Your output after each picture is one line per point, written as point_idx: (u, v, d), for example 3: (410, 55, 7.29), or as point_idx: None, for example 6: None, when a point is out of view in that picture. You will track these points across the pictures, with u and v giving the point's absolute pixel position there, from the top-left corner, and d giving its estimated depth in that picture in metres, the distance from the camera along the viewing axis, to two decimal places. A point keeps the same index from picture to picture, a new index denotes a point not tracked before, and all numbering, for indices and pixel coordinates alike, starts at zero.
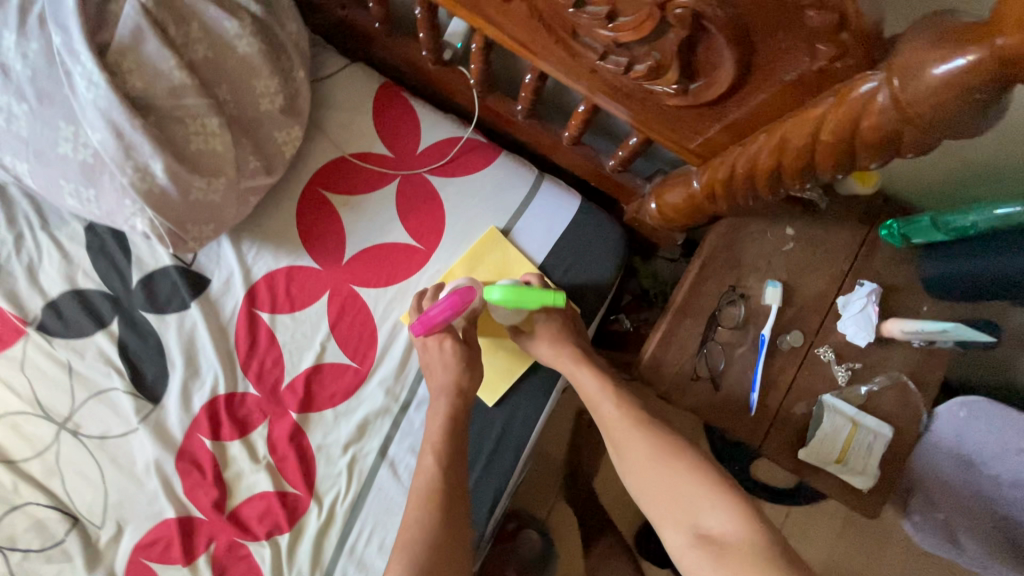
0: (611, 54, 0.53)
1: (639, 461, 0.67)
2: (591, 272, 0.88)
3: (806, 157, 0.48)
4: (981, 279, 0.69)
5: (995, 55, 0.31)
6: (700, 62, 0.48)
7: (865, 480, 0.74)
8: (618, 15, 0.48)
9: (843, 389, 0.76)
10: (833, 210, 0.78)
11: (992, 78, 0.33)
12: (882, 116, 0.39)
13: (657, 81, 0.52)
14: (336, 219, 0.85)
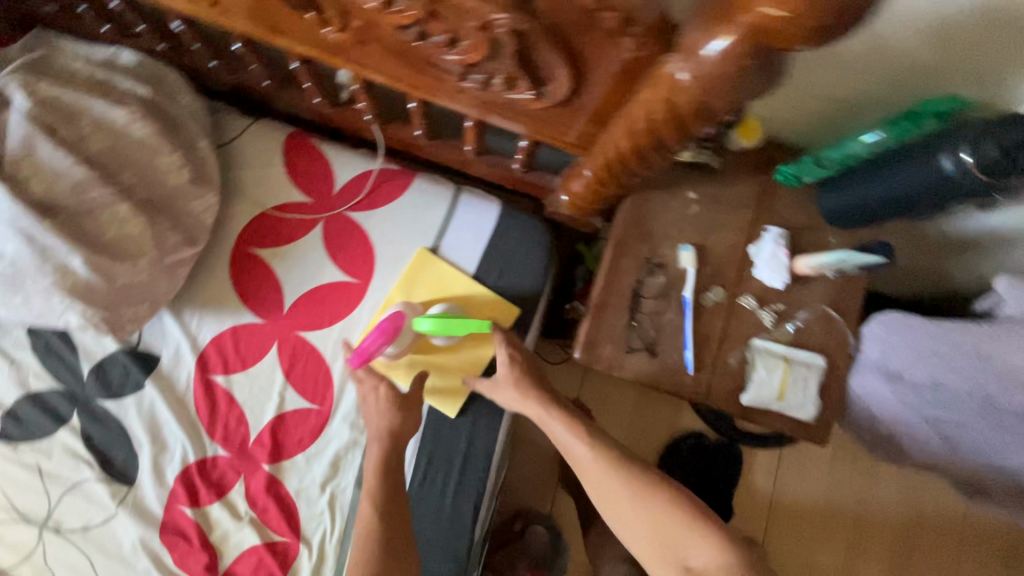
0: (466, 74, 0.56)
1: (617, 502, 0.70)
2: (524, 271, 0.91)
3: (653, 136, 0.51)
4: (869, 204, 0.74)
5: (747, 29, 0.36)
6: (541, 67, 0.52)
7: (808, 412, 0.79)
8: (457, 40, 0.52)
9: (772, 331, 0.80)
10: (729, 166, 0.83)
11: (753, 47, 0.37)
12: (689, 92, 0.43)
13: (513, 90, 0.55)
14: (270, 272, 0.88)
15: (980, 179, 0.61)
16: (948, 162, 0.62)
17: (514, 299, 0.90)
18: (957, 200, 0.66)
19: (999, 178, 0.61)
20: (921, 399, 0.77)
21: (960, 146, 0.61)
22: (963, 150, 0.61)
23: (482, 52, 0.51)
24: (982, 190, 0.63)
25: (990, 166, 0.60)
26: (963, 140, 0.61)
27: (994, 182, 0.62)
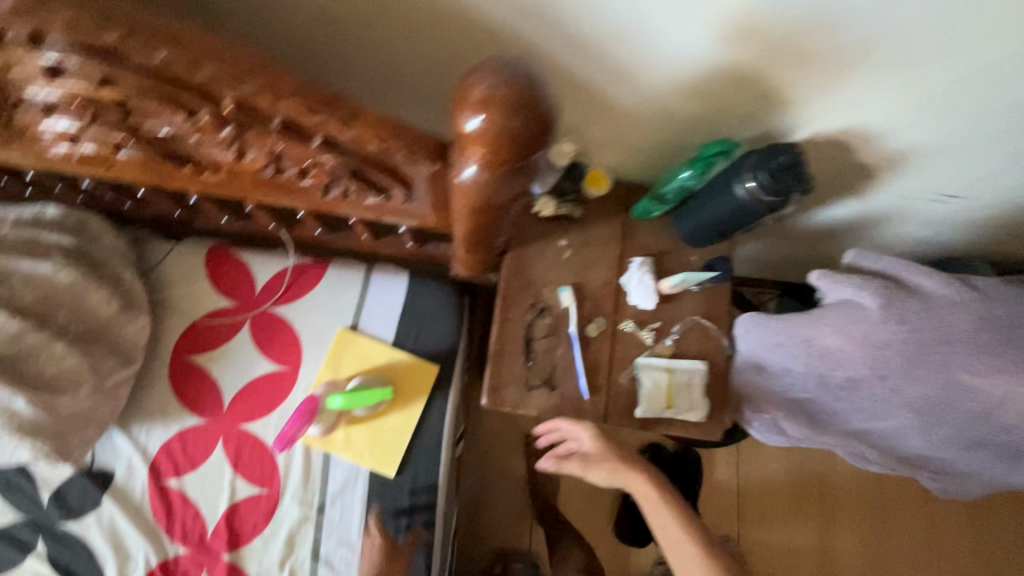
0: (325, 189, 0.67)
1: None
2: (438, 330, 1.02)
3: (476, 221, 0.62)
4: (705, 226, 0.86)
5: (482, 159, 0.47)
6: (378, 179, 0.63)
7: (696, 412, 0.88)
8: (307, 169, 0.63)
9: (654, 347, 0.91)
10: (591, 211, 0.95)
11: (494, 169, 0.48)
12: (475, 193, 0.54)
13: (365, 197, 0.67)
14: (208, 375, 0.97)
15: (769, 197, 0.73)
16: (741, 189, 0.74)
17: (433, 358, 1.00)
18: (766, 215, 0.78)
19: (784, 195, 0.73)
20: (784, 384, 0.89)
21: (747, 174, 0.73)
22: (749, 177, 0.73)
23: (327, 175, 0.62)
24: (778, 206, 0.74)
25: (772, 187, 0.72)
26: (747, 170, 0.73)
27: (784, 197, 0.73)
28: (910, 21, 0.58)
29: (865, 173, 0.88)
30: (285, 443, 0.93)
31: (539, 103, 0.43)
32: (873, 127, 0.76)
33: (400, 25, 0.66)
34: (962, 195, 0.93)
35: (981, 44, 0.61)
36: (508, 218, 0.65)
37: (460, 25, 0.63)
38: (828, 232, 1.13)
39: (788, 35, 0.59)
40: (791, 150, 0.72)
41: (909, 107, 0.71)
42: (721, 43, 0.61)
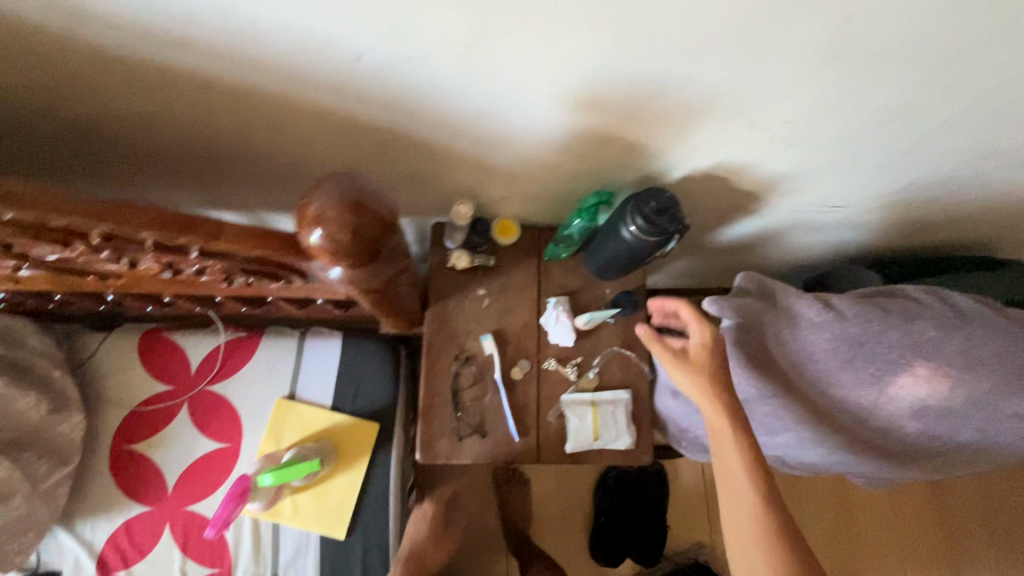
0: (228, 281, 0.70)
1: (737, 514, 0.71)
2: (375, 388, 1.04)
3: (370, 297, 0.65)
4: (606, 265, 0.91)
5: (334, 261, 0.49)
6: (272, 270, 0.66)
7: (623, 441, 0.92)
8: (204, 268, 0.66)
9: (578, 382, 0.95)
10: (507, 257, 0.99)
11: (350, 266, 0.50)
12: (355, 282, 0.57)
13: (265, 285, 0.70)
14: (150, 461, 0.98)
15: (651, 238, 0.79)
16: (627, 231, 0.80)
17: (372, 416, 1.03)
18: (657, 251, 0.83)
19: (663, 235, 0.79)
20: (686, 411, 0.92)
21: (628, 218, 0.79)
22: (630, 221, 0.79)
23: (222, 272, 0.65)
24: (662, 244, 0.80)
25: (651, 229, 0.78)
26: (628, 214, 0.79)
27: (664, 236, 0.79)
28: (738, 82, 0.61)
29: (755, 195, 0.92)
30: (220, 529, 0.91)
31: (373, 208, 0.46)
32: (742, 161, 0.80)
33: (267, 130, 0.67)
34: (856, 203, 0.96)
35: (812, 92, 0.63)
36: (399, 291, 0.70)
37: (322, 121, 0.65)
38: (744, 243, 1.18)
39: (627, 102, 0.63)
40: (663, 194, 0.78)
41: (765, 143, 0.75)
42: (567, 112, 0.65)
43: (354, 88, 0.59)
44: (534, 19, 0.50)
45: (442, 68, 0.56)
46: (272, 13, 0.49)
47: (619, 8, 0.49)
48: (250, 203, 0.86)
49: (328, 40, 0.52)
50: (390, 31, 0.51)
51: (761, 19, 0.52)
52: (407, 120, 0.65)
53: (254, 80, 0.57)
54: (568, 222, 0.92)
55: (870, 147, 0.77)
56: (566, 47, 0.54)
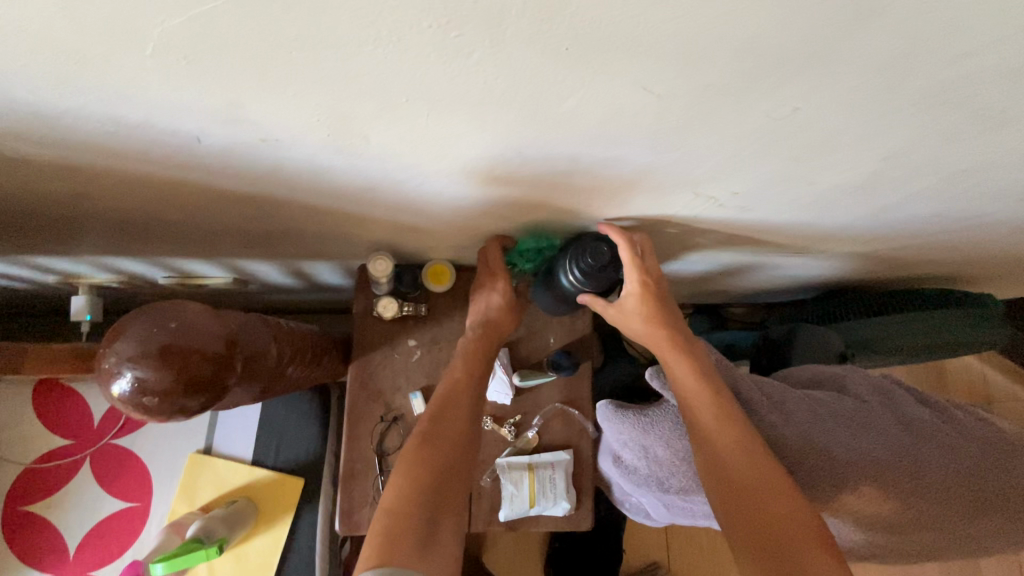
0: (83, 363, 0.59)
1: (696, 408, 0.60)
2: (299, 441, 0.96)
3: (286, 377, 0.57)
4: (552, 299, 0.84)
5: (150, 413, 0.37)
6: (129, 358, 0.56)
7: (560, 508, 0.86)
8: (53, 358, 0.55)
9: (515, 443, 0.88)
10: (441, 304, 0.90)
11: (184, 412, 0.38)
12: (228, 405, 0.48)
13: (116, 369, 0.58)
14: (47, 524, 0.89)
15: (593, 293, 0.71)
16: (566, 281, 0.72)
17: (296, 470, 0.94)
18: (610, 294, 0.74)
19: (609, 285, 0.70)
20: (627, 478, 0.84)
21: (568, 267, 0.70)
22: (569, 271, 0.70)
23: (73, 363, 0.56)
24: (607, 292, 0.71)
25: (590, 283, 0.69)
26: (566, 264, 0.70)
27: (609, 284, 0.71)
28: (676, 162, 0.51)
29: (712, 244, 0.83)
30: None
31: (190, 351, 0.37)
32: (692, 221, 0.71)
33: (120, 198, 0.55)
34: (827, 248, 0.87)
35: (766, 170, 0.53)
36: (281, 387, 0.59)
37: (186, 192, 0.54)
38: (706, 275, 1.10)
39: (545, 176, 0.53)
40: (603, 244, 0.67)
41: (715, 209, 0.66)
42: (477, 187, 0.55)
43: (204, 166, 0.47)
44: (403, 111, 0.39)
45: (308, 150, 0.45)
46: (60, 96, 0.36)
47: (511, 104, 0.39)
48: (135, 246, 0.74)
49: (145, 125, 0.40)
50: (222, 119, 0.39)
51: (692, 112, 0.41)
52: (288, 191, 0.55)
53: (72, 158, 0.45)
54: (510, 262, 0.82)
55: (831, 212, 0.68)
56: (457, 137, 0.44)
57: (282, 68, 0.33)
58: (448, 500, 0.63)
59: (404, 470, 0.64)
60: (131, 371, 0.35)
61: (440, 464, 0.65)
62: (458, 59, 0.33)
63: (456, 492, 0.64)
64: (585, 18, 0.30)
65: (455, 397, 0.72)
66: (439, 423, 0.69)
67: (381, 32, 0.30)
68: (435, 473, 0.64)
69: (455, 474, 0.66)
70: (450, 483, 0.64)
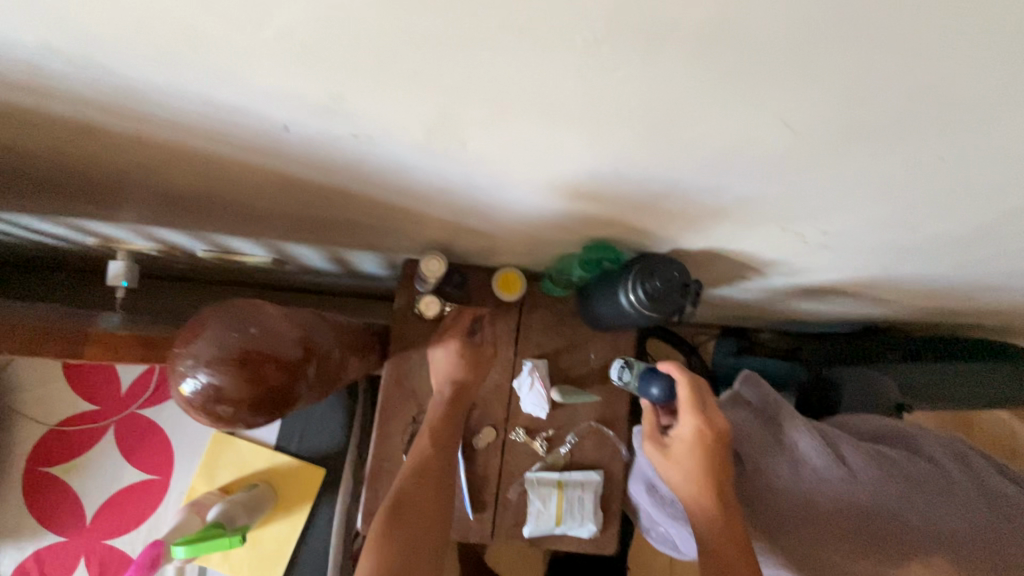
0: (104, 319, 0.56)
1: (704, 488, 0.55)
2: (323, 431, 0.93)
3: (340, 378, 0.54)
4: (599, 317, 0.81)
5: (225, 419, 0.34)
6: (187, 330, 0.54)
7: (586, 529, 0.84)
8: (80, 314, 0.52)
9: (546, 458, 0.86)
10: (484, 308, 0.87)
11: (259, 418, 0.36)
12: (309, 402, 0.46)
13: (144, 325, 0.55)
14: (66, 488, 0.89)
15: (651, 314, 0.67)
16: (625, 299, 0.68)
17: (317, 459, 0.92)
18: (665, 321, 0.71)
19: (669, 313, 0.67)
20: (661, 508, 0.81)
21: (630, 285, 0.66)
22: (630, 289, 0.66)
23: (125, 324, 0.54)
24: (666, 317, 0.68)
25: (652, 308, 0.66)
26: (627, 282, 0.67)
27: (671, 310, 0.67)
28: (779, 196, 0.47)
29: (774, 276, 0.80)
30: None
31: (264, 360, 0.35)
32: (765, 254, 0.67)
33: (184, 174, 0.52)
34: (892, 291, 0.83)
35: (871, 212, 0.50)
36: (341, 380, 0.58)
37: (252, 176, 0.51)
38: (753, 303, 1.06)
39: (633, 197, 0.50)
40: (672, 270, 0.65)
41: (796, 244, 0.62)
42: (558, 200, 0.52)
43: (281, 154, 0.45)
44: (514, 121, 0.36)
45: (397, 149, 0.42)
46: (154, 70, 0.33)
47: (633, 124, 0.35)
48: (181, 219, 0.72)
49: (234, 108, 0.37)
50: (319, 111, 0.36)
51: (823, 150, 0.38)
52: (358, 185, 0.52)
53: (148, 131, 0.43)
54: (567, 267, 0.76)
55: (916, 259, 0.64)
56: (558, 150, 0.40)
57: (402, 64, 0.30)
58: (421, 563, 0.62)
59: (378, 536, 0.62)
60: (205, 376, 0.33)
61: (413, 528, 0.64)
62: (599, 75, 0.30)
63: (431, 551, 0.64)
64: (760, 44, 0.27)
65: (427, 459, 0.71)
66: (410, 488, 0.67)
67: (525, 37, 0.27)
68: (409, 536, 0.63)
69: (427, 536, 0.64)
70: (422, 545, 0.63)
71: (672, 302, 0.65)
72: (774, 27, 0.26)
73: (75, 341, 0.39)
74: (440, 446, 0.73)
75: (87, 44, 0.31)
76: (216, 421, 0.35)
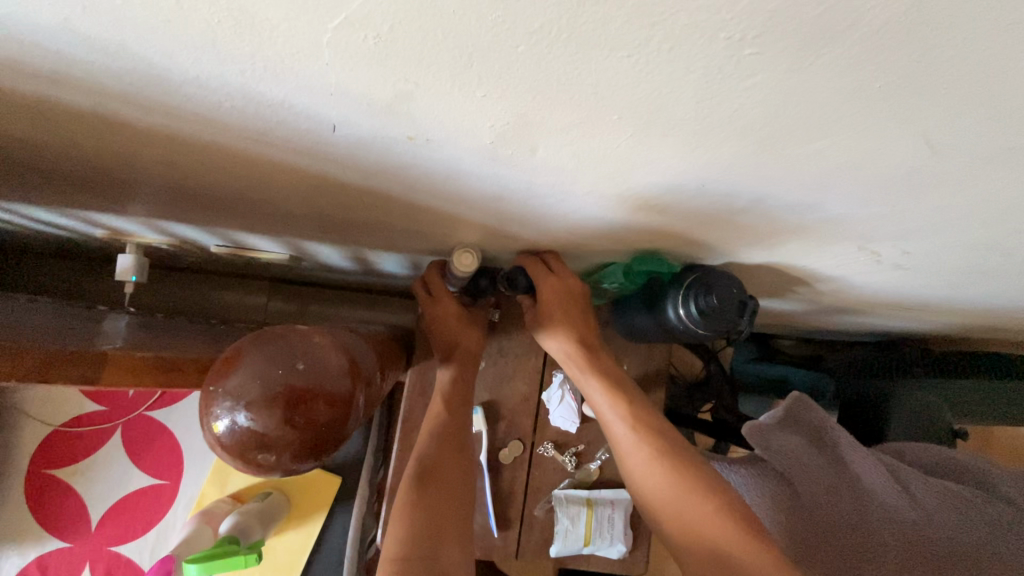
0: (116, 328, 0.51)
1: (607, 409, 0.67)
2: None
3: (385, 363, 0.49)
4: (638, 327, 0.77)
5: (261, 465, 0.29)
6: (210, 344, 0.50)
7: (615, 550, 0.80)
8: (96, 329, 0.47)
9: (575, 474, 0.82)
10: (514, 313, 0.83)
11: (300, 463, 0.30)
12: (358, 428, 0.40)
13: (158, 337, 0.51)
14: (71, 492, 0.85)
15: (699, 329, 0.63)
16: (673, 313, 0.64)
17: (333, 467, 0.87)
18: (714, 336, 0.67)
19: (722, 330, 0.63)
20: None
21: (679, 299, 0.62)
22: (680, 303, 0.62)
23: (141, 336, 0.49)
24: (714, 333, 0.64)
25: (703, 323, 0.62)
26: (676, 296, 0.63)
27: (722, 328, 0.63)
28: (872, 216, 0.42)
29: (824, 291, 0.75)
30: None
31: (312, 395, 0.30)
32: (825, 270, 0.63)
33: (209, 172, 0.47)
34: (946, 310, 0.79)
35: (968, 235, 0.45)
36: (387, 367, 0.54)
37: (284, 176, 0.46)
38: (789, 314, 1.02)
39: (705, 212, 0.45)
40: (731, 286, 0.60)
41: (866, 263, 0.57)
42: (619, 212, 0.47)
43: (322, 155, 0.40)
44: (604, 127, 0.31)
45: (456, 154, 0.37)
46: (194, 60, 0.28)
47: (745, 136, 0.30)
48: (196, 214, 0.67)
49: (281, 105, 0.32)
50: (379, 110, 0.32)
51: (951, 172, 0.33)
52: (400, 189, 0.47)
53: (174, 126, 0.38)
54: (607, 276, 0.72)
55: (990, 281, 0.59)
56: (643, 160, 0.35)
57: (494, 60, 0.25)
58: (448, 532, 0.57)
59: (404, 510, 0.58)
60: (244, 419, 0.28)
61: (438, 499, 0.60)
62: (729, 81, 0.25)
63: (457, 523, 0.59)
64: (942, 54, 0.23)
65: (455, 417, 0.67)
66: (437, 451, 0.64)
67: (657, 34, 0.22)
68: (434, 508, 0.59)
69: (451, 505, 0.60)
70: (448, 517, 0.59)
71: (725, 320, 0.61)
72: (971, 35, 0.21)
73: (91, 364, 0.34)
74: (458, 410, 0.69)
75: (118, 28, 0.26)
76: (250, 466, 0.30)
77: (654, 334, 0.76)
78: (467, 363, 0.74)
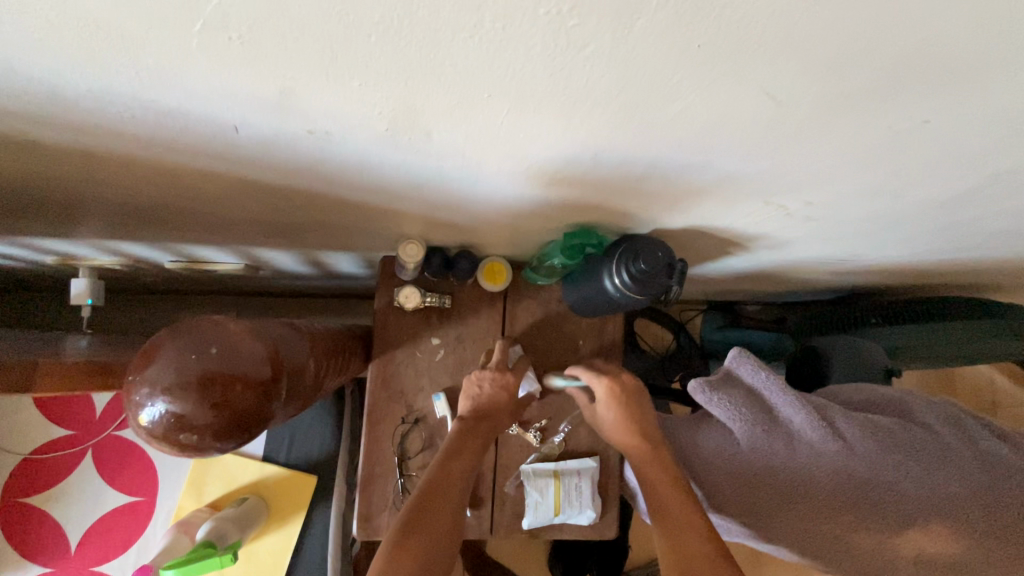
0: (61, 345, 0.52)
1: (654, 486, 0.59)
2: (312, 440, 0.90)
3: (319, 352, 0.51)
4: (582, 300, 0.80)
5: (181, 444, 0.32)
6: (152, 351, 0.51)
7: (585, 516, 0.83)
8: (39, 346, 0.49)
9: (540, 449, 0.85)
10: (468, 300, 0.85)
11: (227, 440, 0.33)
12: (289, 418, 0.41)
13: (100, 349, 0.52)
14: (45, 518, 0.86)
15: (636, 296, 0.65)
16: (609, 284, 0.67)
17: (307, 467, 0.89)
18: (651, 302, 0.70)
19: (656, 294, 0.66)
20: None
21: (614, 269, 0.65)
22: (615, 273, 0.65)
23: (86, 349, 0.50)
24: (650, 299, 0.67)
25: (638, 290, 0.65)
26: (610, 266, 0.65)
27: (656, 292, 0.66)
28: (761, 171, 0.46)
29: (757, 250, 0.78)
30: None
31: (227, 380, 0.32)
32: (748, 228, 0.66)
33: (136, 184, 0.48)
34: (876, 259, 0.83)
35: (856, 181, 0.48)
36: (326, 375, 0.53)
37: (213, 184, 0.48)
38: (740, 279, 1.05)
39: (611, 181, 0.48)
40: (657, 251, 0.63)
41: (780, 217, 0.60)
42: (535, 188, 0.50)
43: (240, 158, 0.42)
44: (484, 106, 0.34)
45: (359, 144, 0.39)
46: (86, 74, 0.30)
47: (610, 103, 0.33)
48: (139, 231, 0.67)
49: (179, 111, 0.34)
50: (272, 108, 0.34)
51: (808, 119, 0.36)
52: (324, 186, 0.49)
53: (87, 142, 0.39)
54: (548, 253, 0.74)
55: (897, 226, 0.63)
56: (530, 135, 0.38)
57: (355, 53, 0.28)
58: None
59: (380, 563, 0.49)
60: (165, 404, 0.30)
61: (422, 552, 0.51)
62: (567, 53, 0.28)
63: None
64: (735, 12, 0.26)
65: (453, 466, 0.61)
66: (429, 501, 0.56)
67: (487, 16, 0.25)
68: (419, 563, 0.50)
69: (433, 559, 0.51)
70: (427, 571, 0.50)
71: (657, 283, 0.64)
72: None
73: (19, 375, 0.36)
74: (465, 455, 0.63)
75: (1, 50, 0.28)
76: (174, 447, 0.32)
77: (599, 306, 0.79)
78: (495, 415, 0.70)
